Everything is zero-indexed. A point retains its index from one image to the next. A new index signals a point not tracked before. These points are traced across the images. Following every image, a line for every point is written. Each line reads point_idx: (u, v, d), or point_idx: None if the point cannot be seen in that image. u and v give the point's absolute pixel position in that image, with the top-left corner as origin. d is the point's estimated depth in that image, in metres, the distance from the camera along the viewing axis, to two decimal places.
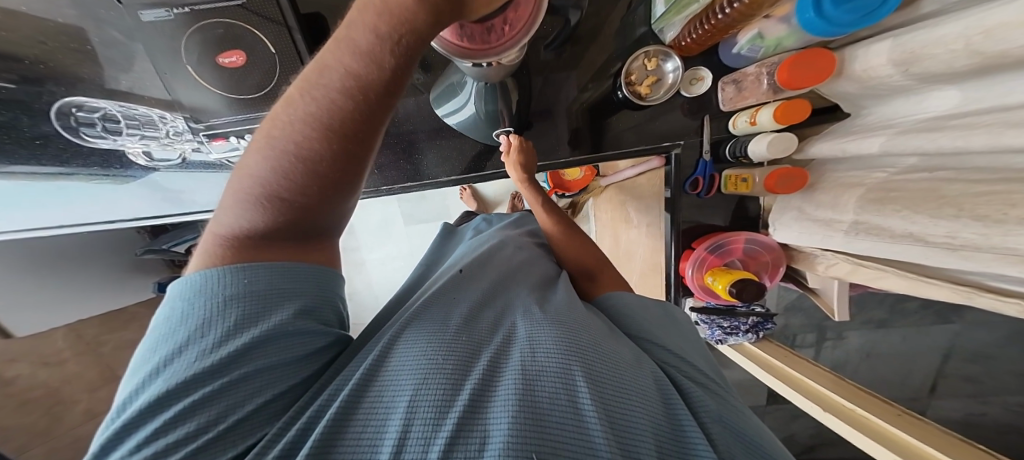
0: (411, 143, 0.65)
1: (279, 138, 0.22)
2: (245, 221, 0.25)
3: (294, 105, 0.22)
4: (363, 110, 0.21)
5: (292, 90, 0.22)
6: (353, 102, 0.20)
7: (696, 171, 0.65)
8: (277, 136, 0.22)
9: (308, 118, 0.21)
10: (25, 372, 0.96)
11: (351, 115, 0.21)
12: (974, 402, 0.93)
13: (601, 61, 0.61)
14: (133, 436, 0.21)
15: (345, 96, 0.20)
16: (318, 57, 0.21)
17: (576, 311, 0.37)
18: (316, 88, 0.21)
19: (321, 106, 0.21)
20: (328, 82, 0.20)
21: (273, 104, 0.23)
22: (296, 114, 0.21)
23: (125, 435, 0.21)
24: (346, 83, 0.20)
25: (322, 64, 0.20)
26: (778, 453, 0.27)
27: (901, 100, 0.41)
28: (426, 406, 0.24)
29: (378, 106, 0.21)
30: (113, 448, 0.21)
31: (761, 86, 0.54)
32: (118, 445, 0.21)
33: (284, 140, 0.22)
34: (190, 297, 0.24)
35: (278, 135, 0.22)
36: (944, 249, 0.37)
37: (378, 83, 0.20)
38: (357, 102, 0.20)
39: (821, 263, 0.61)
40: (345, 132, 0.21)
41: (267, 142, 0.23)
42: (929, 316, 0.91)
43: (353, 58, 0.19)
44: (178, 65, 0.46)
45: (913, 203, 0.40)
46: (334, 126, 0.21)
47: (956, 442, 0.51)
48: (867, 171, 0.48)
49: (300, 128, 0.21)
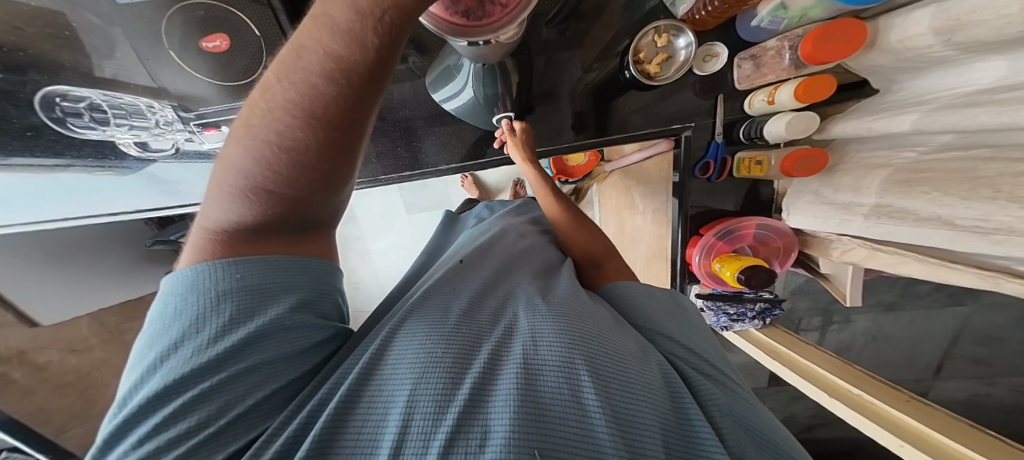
0: (409, 129, 0.63)
1: (259, 127, 0.21)
2: (232, 214, 0.24)
3: (273, 91, 0.20)
4: (348, 95, 0.19)
5: (268, 74, 0.20)
6: (335, 86, 0.18)
7: (707, 154, 0.62)
8: (257, 124, 0.21)
9: (289, 105, 0.19)
10: (57, 357, 0.96)
11: (334, 101, 0.19)
12: (978, 383, 0.92)
13: (608, 38, 0.57)
14: (134, 431, 0.21)
15: (326, 79, 0.18)
16: (295, 37, 0.19)
17: (579, 302, 0.36)
18: (295, 71, 0.19)
19: (300, 91, 0.19)
20: (307, 65, 0.18)
21: (251, 90, 0.22)
22: (275, 101, 0.20)
23: (127, 431, 0.21)
24: (327, 65, 0.18)
25: (300, 45, 0.19)
26: (791, 447, 0.26)
27: (942, 73, 0.37)
28: (425, 401, 0.23)
29: (364, 91, 0.19)
30: (117, 442, 0.21)
31: (781, 61, 0.50)
32: (122, 440, 0.21)
33: (265, 130, 0.21)
34: (183, 291, 0.24)
35: (258, 124, 0.21)
36: (972, 233, 0.35)
37: (362, 66, 0.18)
38: (340, 87, 0.18)
39: (836, 248, 0.60)
40: (329, 118, 0.20)
41: (248, 131, 0.21)
42: (940, 298, 0.89)
43: (332, 38, 0.17)
44: (159, 50, 0.44)
45: (943, 185, 0.37)
46: (317, 113, 0.19)
47: (965, 427, 0.50)
48: (893, 151, 0.46)
49: (280, 116, 0.20)
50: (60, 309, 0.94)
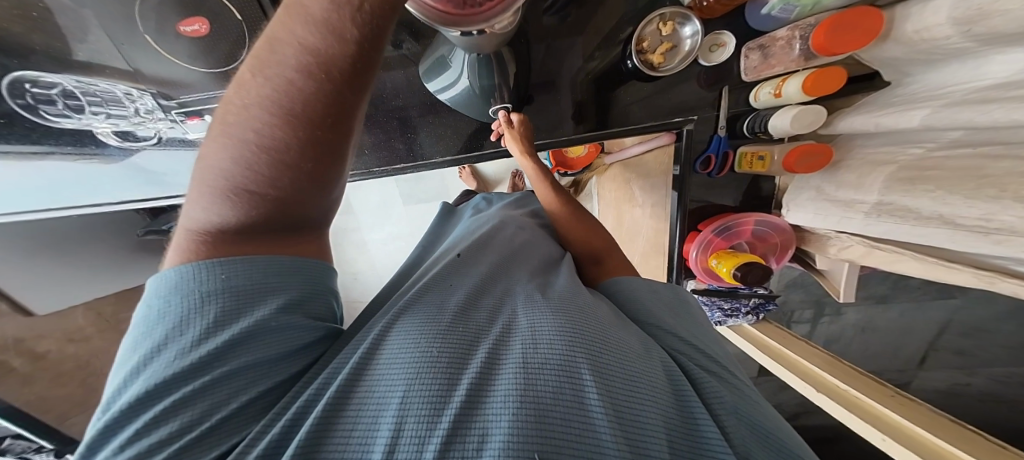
0: (404, 120, 0.61)
1: (236, 126, 0.20)
2: (215, 215, 0.22)
3: (248, 88, 0.19)
4: (329, 91, 0.18)
5: (243, 71, 0.20)
6: (314, 81, 0.18)
7: (709, 148, 0.61)
8: (234, 123, 0.20)
9: (265, 101, 0.19)
10: (55, 347, 0.93)
11: (314, 97, 0.18)
12: (959, 373, 0.90)
13: (610, 25, 0.55)
14: (116, 437, 0.20)
15: (303, 73, 0.18)
16: (270, 30, 0.18)
17: (579, 298, 0.35)
18: (270, 66, 0.18)
19: (277, 87, 0.18)
20: (283, 59, 0.18)
21: (228, 88, 0.21)
22: (250, 97, 0.19)
23: (109, 436, 0.20)
24: (303, 58, 0.17)
25: (275, 38, 0.18)
26: (798, 448, 0.25)
27: (955, 66, 0.36)
28: (419, 404, 0.22)
29: (346, 86, 0.18)
30: (100, 447, 0.20)
31: (791, 52, 0.49)
32: (105, 446, 0.20)
33: (242, 128, 0.19)
34: (166, 294, 0.22)
35: (235, 122, 0.20)
36: (972, 232, 0.34)
37: (341, 60, 0.17)
38: (319, 81, 0.18)
39: (833, 245, 0.60)
40: (309, 115, 0.19)
41: (225, 131, 0.20)
42: (930, 291, 0.91)
43: (309, 31, 0.17)
44: (132, 34, 0.43)
45: (948, 183, 0.37)
46: (297, 110, 0.18)
47: (948, 423, 0.50)
48: (900, 147, 0.45)
49: (257, 113, 0.19)
50: (56, 298, 0.91)
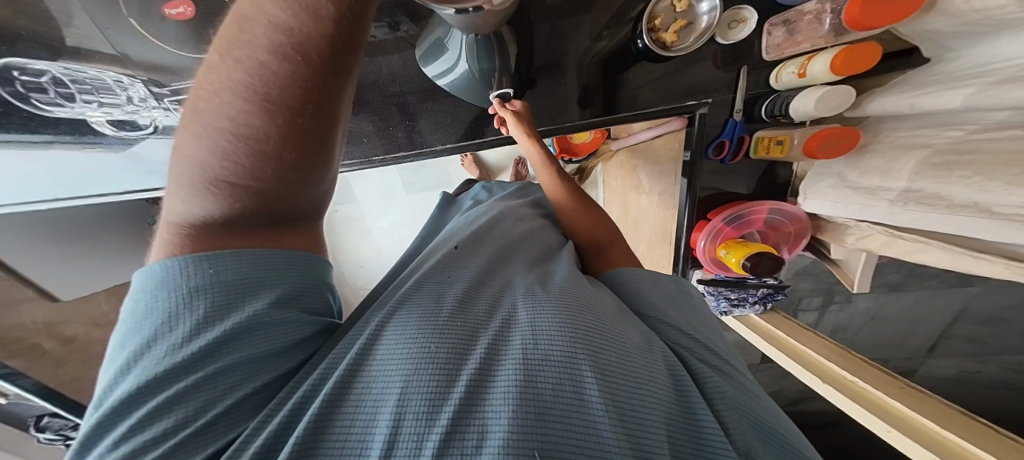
0: (403, 106, 0.59)
1: (210, 115, 0.18)
2: (197, 209, 0.22)
3: (219, 71, 0.18)
4: (307, 75, 0.17)
5: (213, 53, 0.18)
6: (290, 65, 0.16)
7: (723, 133, 0.58)
8: (207, 111, 0.19)
9: (238, 86, 0.17)
10: (84, 330, 0.81)
11: (291, 81, 0.17)
12: (967, 360, 0.88)
13: (619, 2, 0.51)
14: (109, 433, 0.20)
15: (277, 56, 0.16)
16: (238, 7, 0.17)
17: (581, 290, 0.34)
18: (240, 47, 0.17)
19: (249, 71, 0.17)
20: (254, 38, 0.16)
21: (199, 71, 0.20)
22: (221, 82, 0.18)
23: (101, 435, 0.20)
24: (276, 39, 0.16)
25: (245, 16, 0.17)
26: (807, 447, 0.24)
27: (1008, 39, 0.33)
28: (417, 402, 0.21)
29: (327, 70, 0.17)
30: (93, 444, 0.20)
31: (820, 27, 0.47)
32: (99, 442, 0.20)
33: (216, 116, 0.18)
34: (153, 289, 0.22)
35: (209, 110, 0.18)
36: (1009, 221, 0.32)
37: (318, 41, 0.16)
38: (296, 65, 0.16)
39: (851, 234, 0.57)
40: (287, 102, 0.17)
41: (199, 119, 0.19)
42: (947, 280, 0.86)
43: (280, 8, 0.15)
44: (119, 19, 0.48)
45: (988, 169, 0.34)
46: (273, 96, 0.17)
47: (958, 415, 0.49)
48: (936, 129, 0.41)
49: (230, 99, 0.17)
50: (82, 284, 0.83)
